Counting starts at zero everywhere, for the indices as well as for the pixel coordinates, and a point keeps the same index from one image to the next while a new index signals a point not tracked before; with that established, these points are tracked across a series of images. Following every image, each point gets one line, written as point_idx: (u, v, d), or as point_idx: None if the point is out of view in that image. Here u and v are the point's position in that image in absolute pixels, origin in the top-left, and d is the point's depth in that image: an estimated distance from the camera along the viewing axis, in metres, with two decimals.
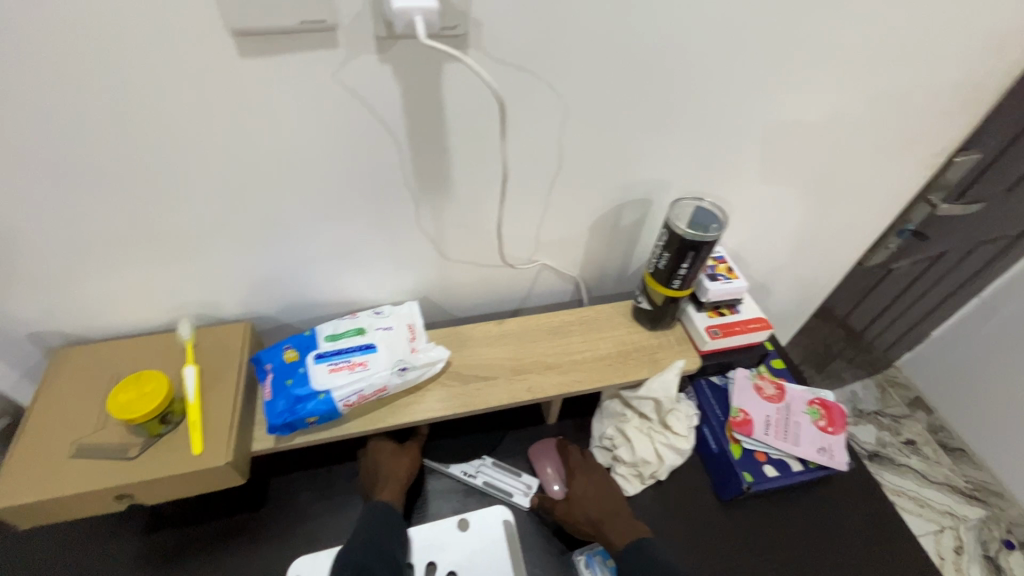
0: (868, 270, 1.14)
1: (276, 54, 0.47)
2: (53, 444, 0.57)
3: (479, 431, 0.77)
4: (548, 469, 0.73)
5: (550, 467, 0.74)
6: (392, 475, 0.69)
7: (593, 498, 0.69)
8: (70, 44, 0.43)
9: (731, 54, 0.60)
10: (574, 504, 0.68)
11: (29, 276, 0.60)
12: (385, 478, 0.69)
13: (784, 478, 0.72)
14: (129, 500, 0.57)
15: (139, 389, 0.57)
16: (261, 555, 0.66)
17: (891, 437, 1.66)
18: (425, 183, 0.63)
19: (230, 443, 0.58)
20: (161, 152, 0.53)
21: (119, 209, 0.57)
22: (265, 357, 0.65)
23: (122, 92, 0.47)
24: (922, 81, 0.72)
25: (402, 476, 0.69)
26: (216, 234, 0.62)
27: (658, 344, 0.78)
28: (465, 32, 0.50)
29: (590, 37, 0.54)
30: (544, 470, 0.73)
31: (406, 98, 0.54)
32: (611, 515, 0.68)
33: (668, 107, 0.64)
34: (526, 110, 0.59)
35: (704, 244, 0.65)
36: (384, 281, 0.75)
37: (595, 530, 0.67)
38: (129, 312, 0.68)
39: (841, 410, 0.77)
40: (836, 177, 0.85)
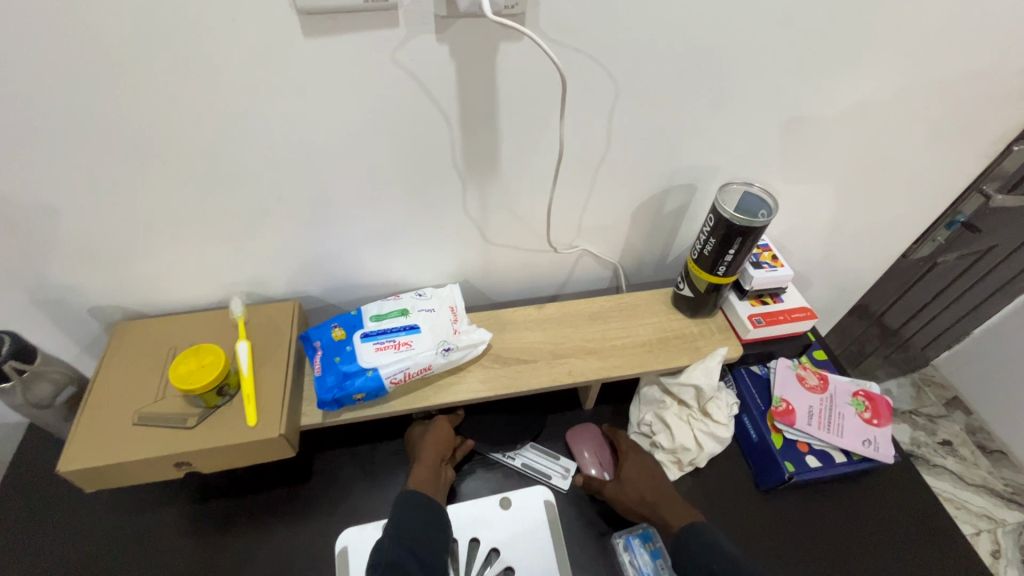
0: (912, 263, 1.11)
1: (339, 33, 0.48)
2: (116, 412, 0.59)
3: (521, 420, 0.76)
4: (585, 453, 0.74)
5: (588, 453, 0.74)
6: (421, 461, 0.67)
7: (645, 480, 0.69)
8: (145, 22, 0.45)
9: (789, 35, 0.59)
10: (628, 485, 0.68)
11: (94, 251, 0.62)
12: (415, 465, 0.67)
13: (827, 469, 0.71)
14: (187, 468, 0.60)
15: (198, 361, 0.59)
16: (308, 526, 0.68)
17: (926, 437, 1.62)
18: (473, 166, 0.63)
19: (284, 416, 0.60)
20: (223, 130, 0.54)
21: (180, 187, 0.58)
22: (314, 335, 0.67)
23: (190, 71, 0.49)
24: (986, 64, 0.69)
25: (430, 463, 0.67)
26: (270, 214, 0.64)
27: (698, 331, 0.78)
28: (523, 11, 0.50)
29: (647, 17, 0.54)
30: (582, 454, 0.74)
31: (461, 79, 0.54)
32: (666, 497, 0.68)
33: (721, 90, 0.63)
34: (577, 92, 0.58)
35: (753, 229, 0.64)
36: (427, 264, 0.76)
37: (649, 512, 0.67)
38: (184, 289, 0.70)
39: (887, 402, 0.75)
40: (887, 166, 0.83)
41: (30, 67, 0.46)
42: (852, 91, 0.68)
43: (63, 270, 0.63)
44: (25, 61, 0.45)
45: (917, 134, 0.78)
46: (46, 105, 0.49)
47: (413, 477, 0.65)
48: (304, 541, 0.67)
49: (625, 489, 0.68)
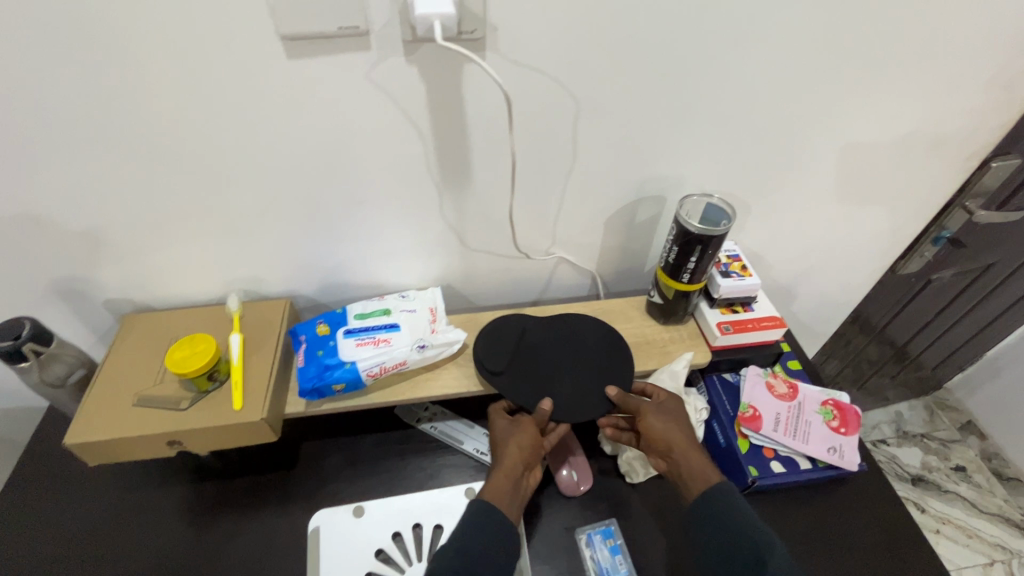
0: (904, 279, 1.11)
1: (318, 54, 0.54)
2: (119, 393, 0.66)
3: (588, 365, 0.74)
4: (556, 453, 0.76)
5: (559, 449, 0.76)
6: (498, 471, 0.65)
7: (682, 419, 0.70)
8: (151, 47, 0.52)
9: (742, 54, 0.63)
10: (673, 417, 0.69)
11: (107, 248, 0.70)
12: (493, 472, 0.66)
13: (791, 474, 0.72)
14: (179, 447, 0.65)
15: (192, 348, 0.65)
16: (288, 510, 0.72)
17: (938, 462, 1.57)
18: (448, 175, 0.68)
19: (266, 402, 0.65)
20: (219, 141, 0.61)
21: (183, 190, 0.65)
22: (300, 330, 0.72)
23: (190, 88, 0.55)
24: (946, 82, 0.72)
25: (509, 471, 0.65)
26: (264, 218, 0.70)
27: (669, 338, 0.81)
28: (482, 36, 0.55)
29: (601, 39, 0.58)
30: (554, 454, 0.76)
31: (431, 96, 0.59)
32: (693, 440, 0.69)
33: (682, 107, 0.67)
34: (541, 109, 0.63)
35: (713, 238, 0.67)
36: (412, 267, 0.81)
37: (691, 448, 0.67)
38: (187, 285, 0.77)
39: (856, 412, 0.77)
40: (861, 180, 0.85)
41: (54, 84, 0.53)
42: (813, 107, 0.71)
43: (80, 264, 0.71)
44: (51, 79, 0.53)
45: (886, 149, 0.80)
46: (68, 117, 0.56)
47: (490, 488, 0.64)
48: (285, 523, 0.71)
49: (667, 423, 0.68)
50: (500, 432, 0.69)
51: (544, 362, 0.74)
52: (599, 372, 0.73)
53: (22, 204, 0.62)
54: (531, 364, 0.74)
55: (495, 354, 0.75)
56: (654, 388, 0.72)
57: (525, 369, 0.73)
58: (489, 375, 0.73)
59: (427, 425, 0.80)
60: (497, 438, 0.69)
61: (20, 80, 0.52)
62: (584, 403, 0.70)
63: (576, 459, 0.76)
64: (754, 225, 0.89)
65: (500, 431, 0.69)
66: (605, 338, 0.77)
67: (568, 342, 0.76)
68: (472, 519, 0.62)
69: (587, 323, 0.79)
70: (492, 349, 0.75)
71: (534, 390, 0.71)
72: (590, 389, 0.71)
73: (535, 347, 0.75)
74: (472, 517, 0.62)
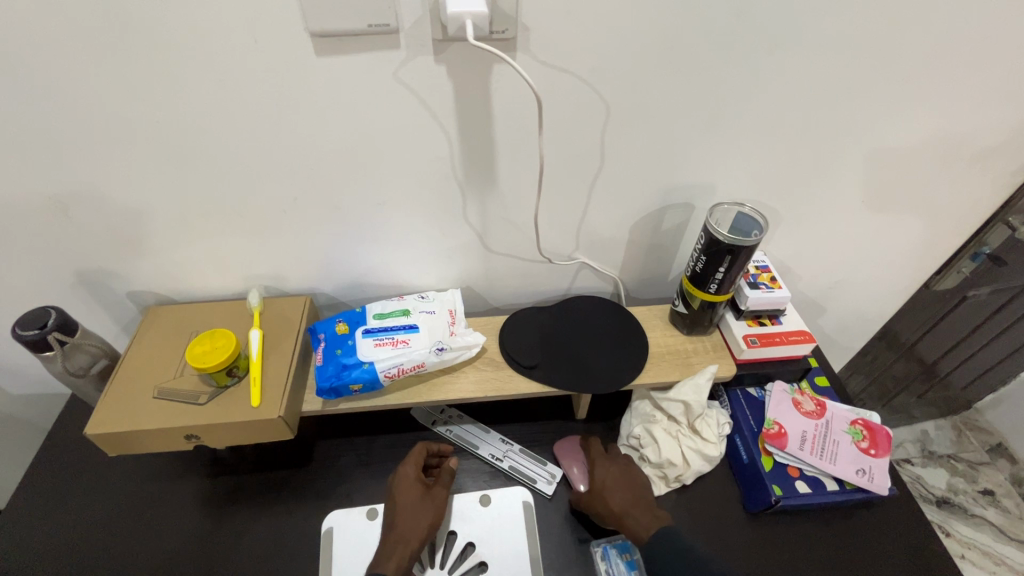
0: (939, 295, 1.06)
1: (346, 52, 0.54)
2: (140, 385, 0.66)
3: (601, 336, 0.80)
4: (573, 469, 0.73)
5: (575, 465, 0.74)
6: (402, 541, 0.64)
7: (615, 488, 0.69)
8: (180, 40, 0.52)
9: (780, 59, 0.61)
10: (595, 494, 0.68)
11: (132, 240, 0.70)
12: (395, 542, 0.64)
13: (817, 496, 0.69)
14: (196, 441, 0.65)
15: (212, 343, 0.65)
16: (301, 508, 0.72)
17: (965, 484, 1.51)
18: (472, 176, 0.67)
19: (284, 400, 0.65)
20: (242, 135, 0.60)
21: (207, 185, 0.65)
22: (319, 328, 0.72)
23: (219, 83, 0.55)
24: (997, 93, 0.68)
25: (413, 544, 0.64)
26: (287, 214, 0.70)
27: (692, 349, 0.79)
28: (513, 36, 0.54)
29: (633, 42, 0.57)
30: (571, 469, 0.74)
31: (457, 96, 0.58)
32: (633, 505, 0.67)
33: (715, 112, 0.65)
34: (569, 111, 0.62)
35: (743, 248, 0.65)
36: (432, 268, 0.81)
37: (617, 522, 0.66)
38: (209, 279, 0.78)
39: (887, 433, 0.74)
40: (898, 192, 0.81)
41: (87, 77, 0.54)
42: (852, 115, 0.69)
43: (106, 255, 0.71)
44: (83, 72, 0.53)
45: (927, 161, 0.76)
46: (99, 110, 0.56)
47: (390, 560, 0.62)
48: (297, 522, 0.71)
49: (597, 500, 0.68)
50: (408, 504, 0.67)
51: (564, 345, 0.79)
52: (614, 338, 0.80)
53: (53, 195, 0.63)
54: (555, 349, 0.78)
55: (520, 339, 0.79)
56: (592, 454, 0.73)
57: (557, 346, 0.78)
58: (525, 370, 0.75)
59: (443, 428, 0.79)
60: (404, 511, 0.66)
61: (51, 71, 0.53)
62: (616, 369, 0.76)
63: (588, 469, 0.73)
64: (783, 236, 0.86)
65: (409, 503, 0.67)
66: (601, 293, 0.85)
67: (578, 323, 0.82)
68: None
69: (587, 302, 0.85)
70: (519, 346, 0.78)
71: (567, 369, 0.76)
72: (610, 354, 0.78)
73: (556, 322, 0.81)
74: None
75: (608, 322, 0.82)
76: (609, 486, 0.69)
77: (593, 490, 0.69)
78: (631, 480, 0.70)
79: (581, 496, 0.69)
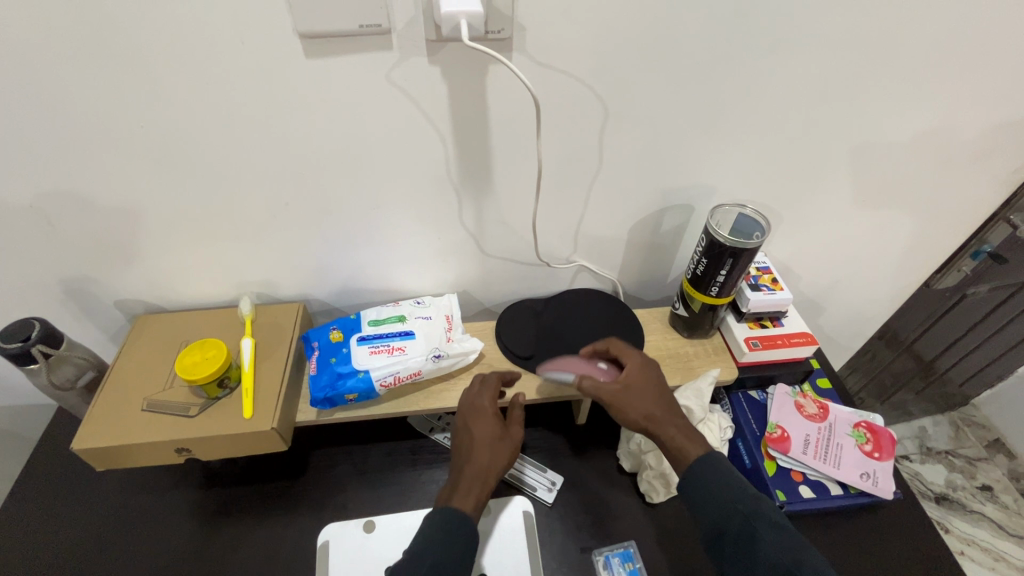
0: (938, 293, 1.06)
1: (337, 53, 0.52)
2: (128, 398, 0.64)
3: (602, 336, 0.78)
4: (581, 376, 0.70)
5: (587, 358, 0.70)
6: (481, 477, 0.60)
7: (646, 388, 0.65)
8: (163, 42, 0.50)
9: (781, 59, 0.59)
10: (624, 391, 0.64)
11: (119, 247, 0.68)
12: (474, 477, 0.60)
13: (821, 500, 0.69)
14: (187, 455, 0.64)
15: (202, 354, 0.63)
16: (296, 520, 0.70)
17: (963, 481, 1.51)
18: (468, 180, 0.66)
19: (277, 411, 0.63)
20: (230, 139, 0.59)
21: (196, 191, 0.63)
22: (313, 336, 0.71)
23: (205, 86, 0.54)
24: (1002, 90, 0.67)
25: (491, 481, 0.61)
26: (278, 219, 0.68)
27: (693, 352, 0.78)
28: (509, 36, 0.52)
29: (632, 42, 0.55)
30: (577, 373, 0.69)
31: (452, 97, 0.57)
32: (665, 407, 0.64)
33: (715, 112, 0.64)
34: (566, 112, 0.60)
35: (744, 251, 0.64)
36: (428, 273, 0.79)
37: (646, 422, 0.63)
38: (199, 287, 0.76)
39: (890, 436, 0.73)
40: (898, 191, 0.80)
41: (68, 81, 0.52)
42: (854, 114, 0.67)
43: (92, 263, 0.69)
44: (63, 76, 0.51)
45: (929, 159, 0.75)
46: (82, 115, 0.55)
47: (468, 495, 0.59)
48: (291, 534, 0.69)
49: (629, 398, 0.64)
50: (488, 441, 0.63)
51: (565, 340, 0.78)
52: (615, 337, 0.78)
53: (35, 202, 0.61)
54: (556, 345, 0.77)
55: (519, 343, 0.78)
56: (616, 350, 0.69)
57: (556, 348, 0.77)
58: (521, 361, 0.76)
59: (441, 436, 0.78)
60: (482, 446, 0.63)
61: (30, 75, 0.51)
62: None
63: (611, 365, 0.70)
64: (784, 236, 0.85)
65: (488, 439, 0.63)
66: (601, 296, 0.83)
67: (581, 319, 0.80)
68: (445, 523, 0.57)
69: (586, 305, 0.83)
70: (520, 339, 0.78)
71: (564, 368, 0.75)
72: None
73: (554, 325, 0.80)
74: (425, 532, 0.57)
75: (609, 320, 0.80)
76: (642, 385, 0.65)
77: (627, 384, 0.65)
78: (662, 385, 0.66)
79: (612, 383, 0.65)
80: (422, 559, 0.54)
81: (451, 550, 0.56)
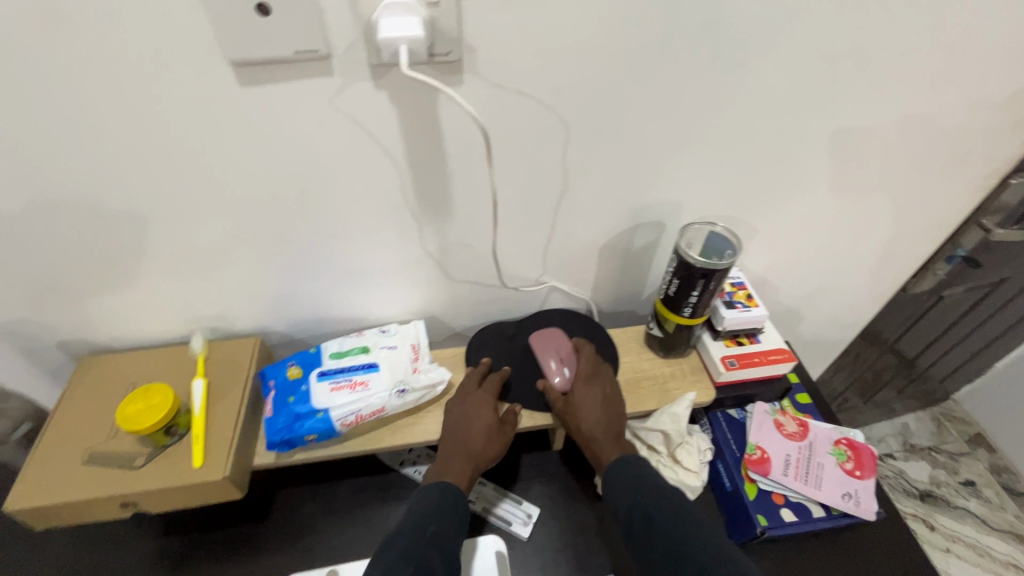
0: (915, 297, 1.05)
1: (274, 80, 0.48)
2: (68, 451, 0.60)
3: None
4: (551, 363, 0.71)
5: (554, 357, 0.71)
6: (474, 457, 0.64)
7: (592, 409, 0.66)
8: (79, 75, 0.46)
9: (745, 74, 0.57)
10: (569, 410, 0.67)
11: (55, 289, 0.64)
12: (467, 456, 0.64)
13: (803, 523, 0.66)
14: (134, 508, 0.60)
15: (147, 401, 0.59)
16: (259, 568, 0.67)
17: (946, 476, 1.50)
18: (427, 205, 0.63)
19: (230, 458, 0.60)
20: (166, 173, 0.55)
21: (134, 227, 0.59)
22: (270, 374, 0.67)
23: (134, 119, 0.50)
24: (970, 98, 0.66)
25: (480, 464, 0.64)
26: (226, 253, 0.64)
27: (669, 373, 0.76)
28: (458, 58, 0.49)
29: (589, 60, 0.53)
30: (548, 365, 0.71)
31: (403, 122, 0.54)
32: (605, 432, 0.65)
33: (681, 128, 0.61)
34: (525, 133, 0.58)
35: (715, 272, 0.62)
36: (392, 299, 0.76)
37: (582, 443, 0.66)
38: (148, 324, 0.72)
39: (871, 452, 0.72)
40: (870, 200, 0.79)
41: None
42: (823, 126, 0.65)
43: (27, 306, 0.65)
44: None
45: (901, 168, 0.74)
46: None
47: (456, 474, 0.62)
48: None
49: (574, 416, 0.66)
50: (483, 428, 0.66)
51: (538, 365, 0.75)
52: None
53: None
54: (528, 371, 0.75)
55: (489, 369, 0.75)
56: (580, 364, 0.70)
57: (527, 374, 0.75)
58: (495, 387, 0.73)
59: (411, 469, 0.75)
60: (473, 433, 0.65)
61: None
62: None
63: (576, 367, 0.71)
64: (758, 248, 0.84)
65: (482, 428, 0.65)
66: (574, 316, 0.81)
67: None
68: (443, 499, 0.59)
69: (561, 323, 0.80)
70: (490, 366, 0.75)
71: (537, 396, 0.72)
72: None
73: (526, 349, 0.77)
74: (427, 505, 0.58)
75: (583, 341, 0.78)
76: (584, 405, 0.66)
77: (568, 402, 0.67)
78: (610, 405, 0.67)
79: (556, 399, 0.68)
80: (424, 530, 0.55)
81: (448, 524, 0.57)
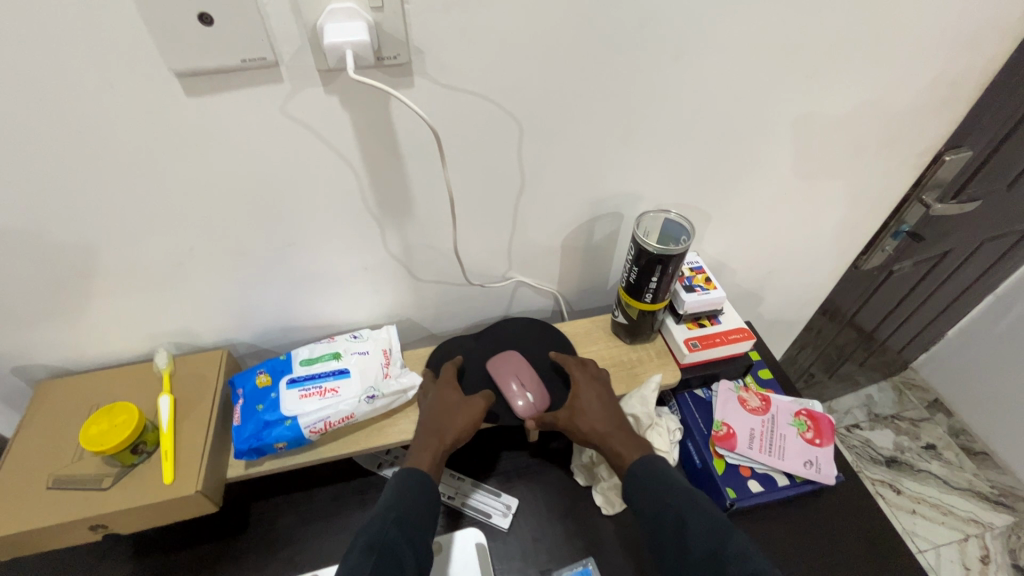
0: (866, 273, 1.10)
1: (221, 90, 0.48)
2: (29, 478, 0.59)
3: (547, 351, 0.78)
4: (512, 385, 0.70)
5: (515, 380, 0.71)
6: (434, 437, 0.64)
7: (598, 409, 0.67)
8: (16, 93, 0.45)
9: (687, 66, 0.59)
10: (578, 415, 0.67)
11: (5, 313, 0.62)
12: (425, 439, 0.64)
13: (770, 493, 0.70)
14: (104, 530, 0.59)
15: (111, 420, 0.58)
16: None
17: (910, 442, 1.57)
18: (387, 207, 0.64)
19: (202, 472, 0.59)
20: (116, 188, 0.54)
21: (86, 245, 0.58)
22: (238, 382, 0.66)
23: (78, 136, 0.49)
24: (899, 81, 0.70)
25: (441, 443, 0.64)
26: (186, 266, 0.64)
27: (636, 358, 0.78)
28: (407, 60, 0.50)
29: (535, 58, 0.54)
30: (509, 387, 0.70)
31: (356, 127, 0.54)
32: (618, 430, 0.66)
33: (631, 120, 0.63)
34: (479, 133, 0.59)
35: (671, 257, 0.64)
36: (360, 303, 0.76)
37: (601, 441, 0.65)
38: (109, 343, 0.70)
39: (829, 421, 0.76)
40: (816, 182, 0.83)
41: None
42: (765, 114, 0.68)
43: None
44: None
45: (842, 150, 0.78)
46: None
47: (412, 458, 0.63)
48: None
49: (584, 415, 0.67)
50: (440, 410, 0.67)
51: None
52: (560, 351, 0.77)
53: None
54: None
55: (468, 368, 0.76)
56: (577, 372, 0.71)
57: None
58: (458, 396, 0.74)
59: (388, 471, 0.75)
60: (436, 416, 0.66)
61: None
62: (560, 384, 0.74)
63: (536, 387, 0.71)
64: (715, 234, 0.87)
65: (443, 410, 0.66)
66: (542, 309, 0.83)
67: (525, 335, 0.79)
68: (412, 488, 0.60)
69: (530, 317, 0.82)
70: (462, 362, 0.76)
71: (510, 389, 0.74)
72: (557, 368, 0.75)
73: (496, 345, 0.79)
74: (392, 493, 0.60)
75: (552, 334, 0.80)
76: (588, 407, 0.67)
77: (574, 408, 0.68)
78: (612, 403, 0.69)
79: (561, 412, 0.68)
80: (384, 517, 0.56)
81: (411, 508, 0.58)
